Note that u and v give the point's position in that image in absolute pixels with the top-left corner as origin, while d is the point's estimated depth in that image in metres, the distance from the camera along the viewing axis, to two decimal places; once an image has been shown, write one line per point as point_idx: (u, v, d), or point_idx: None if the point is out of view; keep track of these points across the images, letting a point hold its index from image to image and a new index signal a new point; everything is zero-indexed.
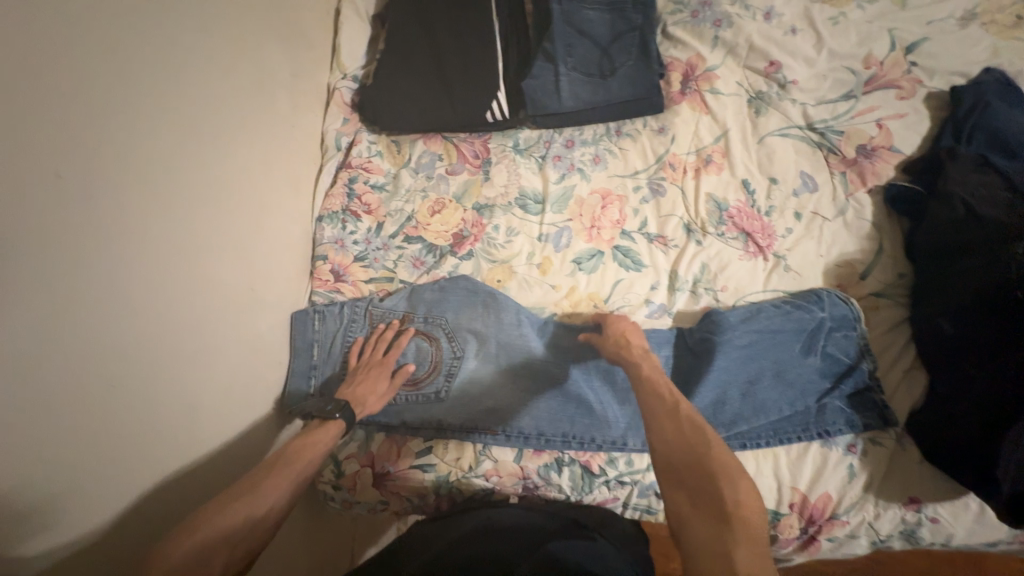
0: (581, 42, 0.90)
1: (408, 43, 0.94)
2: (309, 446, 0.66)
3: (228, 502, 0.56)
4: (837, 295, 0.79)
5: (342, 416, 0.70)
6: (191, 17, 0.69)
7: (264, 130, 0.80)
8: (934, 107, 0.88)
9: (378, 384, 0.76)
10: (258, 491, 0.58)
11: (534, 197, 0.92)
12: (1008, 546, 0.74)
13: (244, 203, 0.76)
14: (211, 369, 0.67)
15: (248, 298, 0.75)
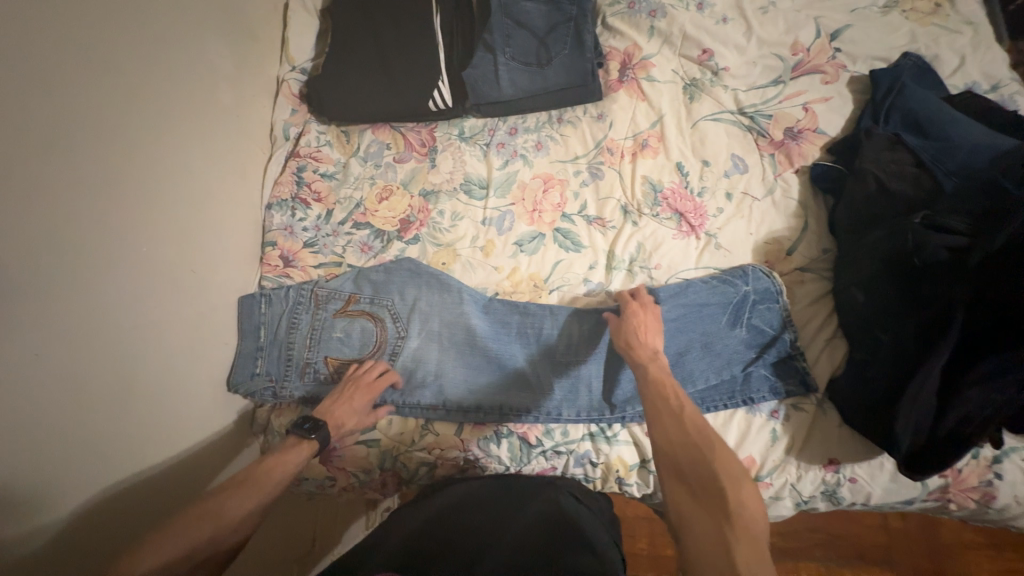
0: (520, 33, 0.93)
1: (354, 36, 0.97)
2: (280, 463, 0.66)
3: (192, 520, 0.57)
4: (762, 270, 0.83)
5: (318, 437, 0.69)
6: (131, 9, 0.71)
7: (206, 119, 0.83)
8: (857, 91, 0.92)
9: (356, 411, 0.76)
10: (223, 508, 0.59)
11: (479, 182, 0.95)
12: (924, 504, 0.78)
13: (188, 191, 0.78)
14: (156, 349, 0.70)
15: (194, 282, 0.78)
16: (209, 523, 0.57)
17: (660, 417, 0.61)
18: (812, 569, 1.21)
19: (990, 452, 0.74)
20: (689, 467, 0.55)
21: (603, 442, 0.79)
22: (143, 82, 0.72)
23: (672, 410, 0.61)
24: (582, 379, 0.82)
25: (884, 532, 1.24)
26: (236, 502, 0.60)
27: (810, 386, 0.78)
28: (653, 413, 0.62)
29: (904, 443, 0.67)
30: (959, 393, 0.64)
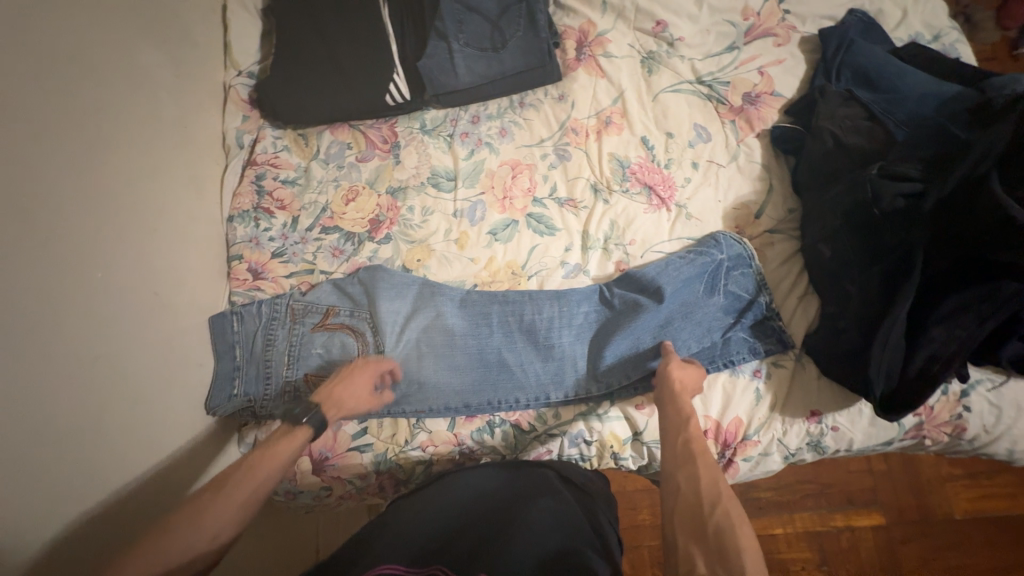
0: (472, 18, 0.91)
1: (300, 32, 0.93)
2: (272, 454, 0.63)
3: (174, 522, 0.54)
4: (730, 236, 0.84)
5: (311, 421, 0.68)
6: (55, 20, 0.66)
7: (150, 133, 0.79)
8: (809, 50, 0.94)
9: (357, 392, 0.75)
10: (209, 509, 0.56)
11: (446, 174, 0.93)
12: (902, 443, 0.82)
13: (139, 211, 0.74)
14: (122, 376, 0.67)
15: (156, 303, 0.74)
16: (197, 526, 0.54)
17: (694, 462, 0.61)
18: (807, 517, 1.27)
19: (957, 387, 0.78)
20: (708, 518, 0.54)
21: (595, 419, 0.80)
22: (78, 97, 0.68)
23: (706, 457, 0.61)
24: (567, 362, 0.82)
25: (870, 474, 1.30)
26: (227, 500, 0.57)
27: (786, 344, 0.80)
28: (679, 458, 0.63)
29: (879, 388, 0.68)
30: (925, 332, 0.67)
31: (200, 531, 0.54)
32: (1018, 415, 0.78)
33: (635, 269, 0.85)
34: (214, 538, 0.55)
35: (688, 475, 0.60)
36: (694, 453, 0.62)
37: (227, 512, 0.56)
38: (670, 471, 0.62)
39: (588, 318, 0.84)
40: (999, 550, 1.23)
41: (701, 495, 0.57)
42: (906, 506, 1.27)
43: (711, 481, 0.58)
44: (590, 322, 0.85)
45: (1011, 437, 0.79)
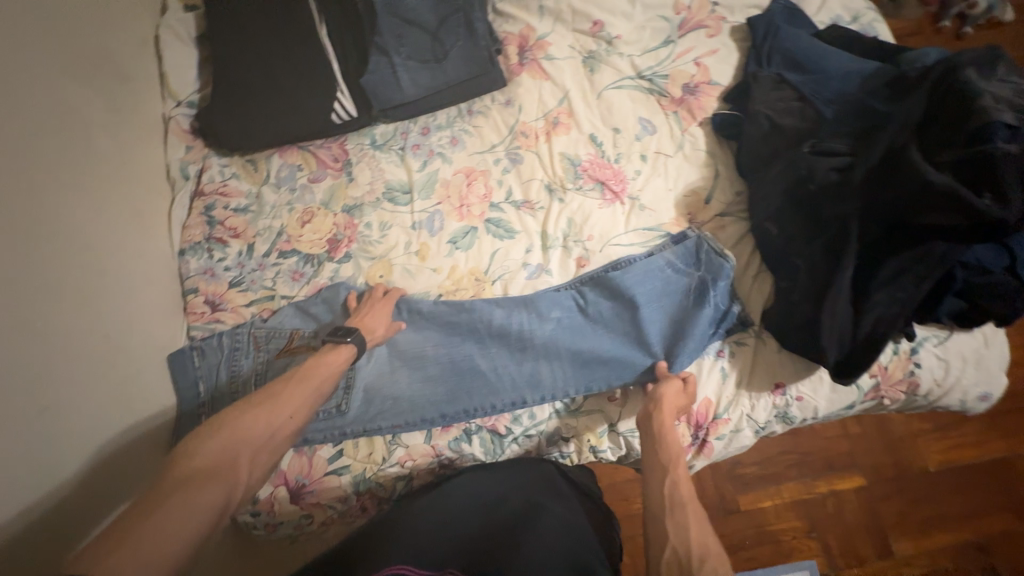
0: (410, 31, 0.92)
1: (236, 56, 0.91)
2: (322, 364, 0.73)
3: (251, 408, 0.63)
4: (709, 242, 0.85)
5: (354, 339, 0.77)
6: None
7: (84, 172, 0.76)
8: (739, 38, 0.98)
9: (383, 320, 0.82)
10: (275, 402, 0.65)
11: (401, 187, 0.93)
12: (864, 405, 0.85)
13: (79, 253, 0.72)
14: (74, 427, 0.64)
15: (107, 346, 0.71)
16: (268, 414, 0.63)
17: (682, 511, 0.62)
18: (791, 487, 1.31)
19: (907, 346, 0.82)
20: (696, 569, 0.55)
21: (570, 416, 0.82)
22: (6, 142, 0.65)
23: (695, 507, 0.62)
24: (541, 364, 0.82)
25: (846, 438, 1.35)
26: (292, 395, 0.67)
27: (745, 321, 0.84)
28: (669, 502, 0.63)
29: (832, 356, 0.71)
30: (869, 297, 0.70)
31: (274, 416, 0.63)
32: (964, 365, 0.83)
33: (605, 270, 0.86)
34: (283, 424, 0.64)
35: (676, 520, 0.61)
36: (682, 501, 0.63)
37: (294, 405, 0.66)
38: (657, 517, 0.63)
39: (560, 322, 0.84)
40: (968, 496, 1.30)
41: (689, 548, 0.58)
42: (882, 464, 1.33)
43: (700, 535, 0.59)
44: (563, 326, 0.84)
45: (961, 387, 0.84)
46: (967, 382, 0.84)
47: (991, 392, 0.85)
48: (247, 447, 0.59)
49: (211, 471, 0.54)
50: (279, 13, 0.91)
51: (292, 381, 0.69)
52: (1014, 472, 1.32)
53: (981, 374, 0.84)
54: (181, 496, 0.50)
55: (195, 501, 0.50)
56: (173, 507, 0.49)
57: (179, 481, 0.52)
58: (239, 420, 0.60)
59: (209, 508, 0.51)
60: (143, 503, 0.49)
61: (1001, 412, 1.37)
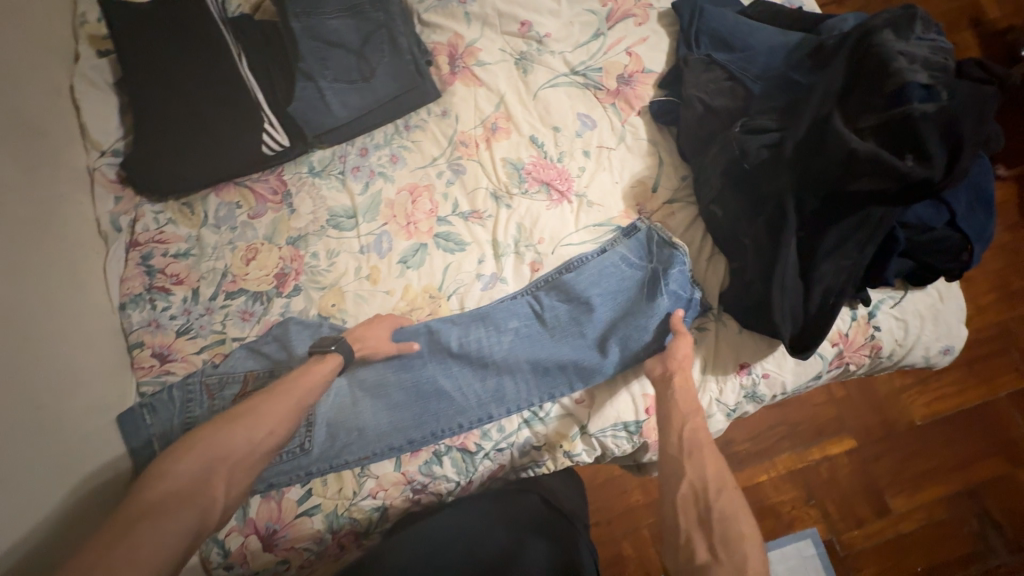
0: (334, 53, 0.90)
1: (156, 98, 0.88)
2: (310, 375, 0.74)
3: (234, 420, 0.66)
4: (659, 232, 0.85)
5: (338, 348, 0.77)
6: None
7: (9, 233, 0.72)
8: (667, 24, 0.98)
9: (378, 334, 0.80)
10: (259, 414, 0.68)
11: (345, 213, 0.91)
12: (833, 374, 0.85)
13: (14, 319, 0.67)
14: (16, 508, 0.60)
15: (48, 416, 0.67)
16: (248, 429, 0.66)
17: (700, 452, 0.67)
18: (785, 460, 1.31)
19: (864, 311, 0.83)
20: (715, 505, 0.62)
21: (539, 423, 0.80)
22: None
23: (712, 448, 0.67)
24: (505, 377, 0.81)
25: (832, 403, 1.35)
26: (277, 404, 0.69)
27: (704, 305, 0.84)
28: (691, 447, 0.67)
29: (787, 331, 0.71)
30: (817, 269, 0.70)
31: (254, 431, 0.66)
32: (922, 322, 0.84)
33: (559, 273, 0.85)
34: (264, 438, 0.67)
35: (693, 462, 0.66)
36: (700, 445, 0.68)
37: (277, 418, 0.68)
38: (675, 460, 0.68)
39: (519, 333, 0.83)
40: (956, 443, 1.32)
41: (707, 485, 0.64)
42: (870, 425, 1.33)
43: (717, 473, 0.65)
44: (521, 337, 0.83)
45: (923, 344, 0.84)
46: (928, 338, 0.84)
47: (953, 345, 0.86)
48: (224, 465, 0.63)
49: (183, 495, 0.58)
50: (195, 48, 0.88)
51: (276, 392, 0.71)
52: (996, 416, 1.34)
53: (941, 329, 0.84)
54: (149, 526, 0.54)
55: (162, 531, 0.54)
56: (142, 536, 0.53)
57: (150, 508, 0.56)
58: (216, 439, 0.64)
59: (175, 539, 0.55)
60: (118, 526, 0.53)
61: (978, 358, 1.38)
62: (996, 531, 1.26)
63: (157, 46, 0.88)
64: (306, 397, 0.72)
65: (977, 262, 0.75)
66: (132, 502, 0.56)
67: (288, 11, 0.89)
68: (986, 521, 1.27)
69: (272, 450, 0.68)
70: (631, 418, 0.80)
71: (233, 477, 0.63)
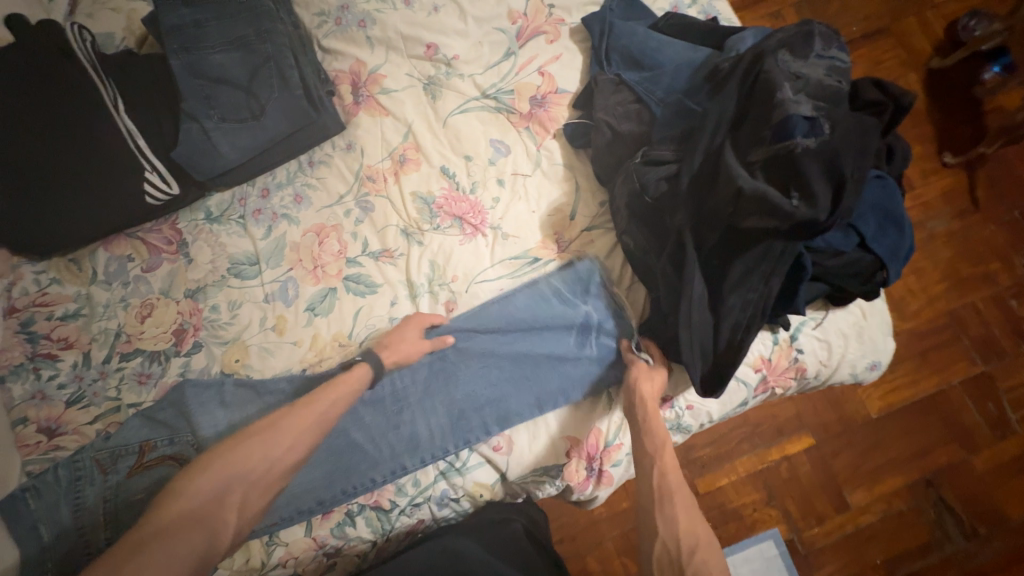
0: (220, 90, 0.84)
1: (20, 150, 0.81)
2: (330, 391, 0.70)
3: (252, 436, 0.64)
4: (586, 266, 0.82)
5: (366, 359, 0.74)
6: None
7: None
8: (580, 39, 0.93)
9: (413, 341, 0.78)
10: (275, 430, 0.65)
11: (247, 259, 0.86)
12: (758, 399, 0.83)
13: None
14: None
15: None
16: (263, 449, 0.63)
17: (667, 504, 0.65)
18: (744, 463, 1.22)
19: (786, 334, 0.80)
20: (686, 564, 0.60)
21: (456, 474, 0.77)
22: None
23: (680, 494, 0.66)
24: (420, 425, 0.77)
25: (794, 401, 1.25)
26: (294, 420, 0.66)
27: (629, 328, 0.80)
28: (656, 499, 0.66)
29: (697, 370, 0.68)
30: (724, 303, 0.68)
31: (269, 448, 0.64)
32: (846, 341, 0.82)
33: (474, 311, 0.82)
34: (278, 458, 0.64)
35: (664, 515, 0.65)
36: (670, 494, 0.66)
37: (292, 436, 0.65)
38: (648, 514, 0.66)
39: (431, 379, 0.79)
40: (914, 436, 1.22)
41: (678, 541, 0.62)
42: (828, 423, 1.23)
43: (688, 526, 0.63)
44: (433, 382, 0.79)
45: (848, 362, 0.82)
46: (853, 356, 0.82)
47: (879, 360, 0.84)
48: (238, 486, 0.61)
49: (195, 517, 0.57)
50: (66, 97, 0.82)
51: (296, 407, 0.68)
52: (948, 402, 1.24)
53: (866, 346, 0.82)
54: (155, 550, 0.53)
55: (168, 554, 0.53)
56: (148, 562, 0.52)
57: (160, 530, 0.55)
58: (231, 459, 0.62)
59: (177, 564, 0.53)
60: (127, 548, 0.53)
61: (928, 347, 1.27)
62: (951, 516, 1.18)
63: (14, 94, 0.81)
64: (325, 413, 0.69)
65: (896, 281, 0.72)
66: (149, 523, 0.56)
67: (166, 48, 0.84)
68: (943, 507, 1.19)
69: (288, 469, 0.65)
70: (552, 461, 0.77)
71: (247, 497, 0.62)
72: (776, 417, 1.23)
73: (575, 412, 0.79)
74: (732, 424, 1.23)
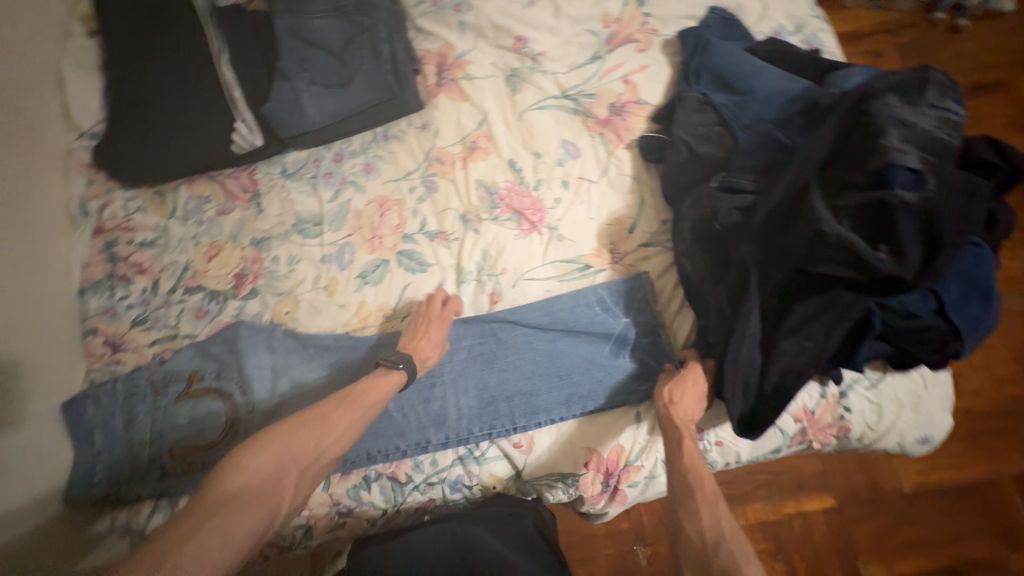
0: (315, 53, 0.88)
1: (136, 89, 0.89)
2: (373, 388, 0.73)
3: (308, 421, 0.66)
4: (643, 285, 0.81)
5: (406, 367, 0.75)
6: None
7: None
8: (671, 53, 0.92)
9: (435, 344, 0.79)
10: (329, 417, 0.67)
11: (312, 219, 0.90)
12: (792, 449, 0.80)
13: None
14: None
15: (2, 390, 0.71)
16: (314, 439, 0.65)
17: (692, 498, 0.61)
18: (759, 511, 1.17)
19: (836, 389, 0.77)
20: (712, 560, 0.53)
21: (473, 463, 0.78)
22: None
23: (705, 490, 0.61)
24: (449, 404, 0.79)
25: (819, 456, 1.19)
26: (345, 412, 0.68)
27: (673, 351, 0.79)
28: (681, 493, 0.63)
29: (735, 408, 0.67)
30: (775, 346, 0.65)
31: (324, 435, 0.66)
32: (899, 409, 0.77)
33: (516, 304, 0.83)
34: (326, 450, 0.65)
35: (688, 509, 0.60)
36: (691, 485, 0.62)
37: (342, 427, 0.68)
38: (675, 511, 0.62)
39: (467, 364, 0.81)
40: (952, 521, 1.14)
41: (704, 532, 0.57)
42: (856, 488, 1.17)
43: (712, 517, 0.58)
44: (469, 366, 0.81)
45: (897, 431, 0.78)
46: (904, 425, 0.78)
47: (932, 435, 0.79)
48: (293, 468, 0.63)
49: (255, 495, 0.58)
50: (180, 44, 0.90)
51: (345, 401, 0.70)
52: (995, 495, 1.15)
53: (921, 418, 0.78)
54: (228, 518, 0.55)
55: (240, 523, 0.55)
56: (221, 530, 0.53)
57: (228, 500, 0.56)
58: (290, 443, 0.63)
59: (247, 535, 0.55)
60: (199, 515, 0.54)
61: (984, 430, 1.18)
62: None
63: (140, 39, 0.90)
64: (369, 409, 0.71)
65: (968, 355, 0.68)
66: (210, 494, 0.57)
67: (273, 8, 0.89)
68: None
69: (333, 459, 0.67)
70: (569, 469, 0.77)
71: (299, 482, 0.63)
72: (801, 471, 1.18)
73: (600, 423, 0.78)
74: (752, 469, 1.19)
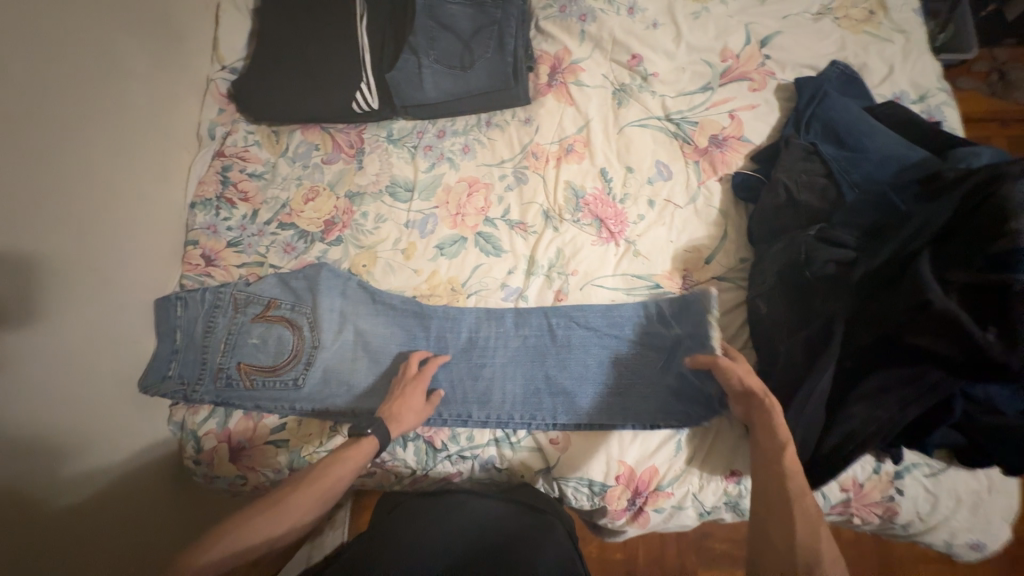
0: (443, 35, 0.94)
1: (279, 40, 0.99)
2: (339, 464, 0.68)
3: (264, 511, 0.63)
4: (701, 302, 0.79)
5: (375, 431, 0.71)
6: (57, 14, 0.76)
7: (143, 126, 0.88)
8: (783, 98, 0.92)
9: (413, 408, 0.77)
10: (288, 504, 0.64)
11: (404, 184, 0.95)
12: (828, 517, 0.77)
13: (120, 185, 0.83)
14: (93, 334, 0.76)
15: (123, 274, 0.82)
16: (272, 525, 0.63)
17: (786, 506, 0.58)
18: None
19: (891, 467, 0.74)
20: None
21: (507, 447, 0.80)
22: (20, 61, 0.70)
23: (803, 504, 0.58)
24: (495, 384, 0.82)
25: (831, 537, 1.12)
26: (307, 497, 0.65)
27: None
28: (772, 496, 0.60)
29: None
30: (844, 408, 0.64)
31: (282, 521, 0.63)
32: (956, 504, 0.73)
33: (578, 302, 0.84)
34: (284, 535, 0.64)
35: (779, 514, 0.58)
36: (789, 496, 0.59)
37: (302, 511, 0.65)
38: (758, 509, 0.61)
39: (520, 350, 0.84)
40: None
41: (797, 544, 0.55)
42: None
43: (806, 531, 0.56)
44: (522, 353, 0.84)
45: (948, 527, 0.74)
46: (958, 523, 0.74)
47: (986, 542, 0.74)
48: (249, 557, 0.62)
49: None
50: (326, 5, 0.99)
51: (307, 482, 0.66)
52: None
53: (978, 520, 0.73)
54: None
55: None
56: None
57: None
58: (247, 530, 0.61)
59: None
60: None
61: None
62: None
63: None
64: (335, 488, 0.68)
65: None
66: None
67: None
68: None
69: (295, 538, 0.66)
70: (599, 478, 0.77)
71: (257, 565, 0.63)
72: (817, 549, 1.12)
73: (643, 440, 0.78)
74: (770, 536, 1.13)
